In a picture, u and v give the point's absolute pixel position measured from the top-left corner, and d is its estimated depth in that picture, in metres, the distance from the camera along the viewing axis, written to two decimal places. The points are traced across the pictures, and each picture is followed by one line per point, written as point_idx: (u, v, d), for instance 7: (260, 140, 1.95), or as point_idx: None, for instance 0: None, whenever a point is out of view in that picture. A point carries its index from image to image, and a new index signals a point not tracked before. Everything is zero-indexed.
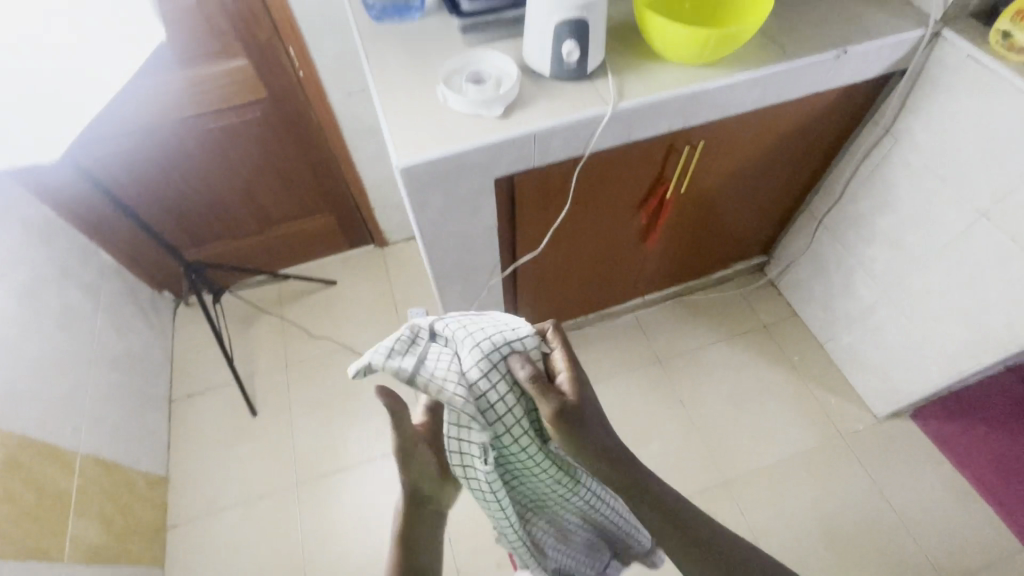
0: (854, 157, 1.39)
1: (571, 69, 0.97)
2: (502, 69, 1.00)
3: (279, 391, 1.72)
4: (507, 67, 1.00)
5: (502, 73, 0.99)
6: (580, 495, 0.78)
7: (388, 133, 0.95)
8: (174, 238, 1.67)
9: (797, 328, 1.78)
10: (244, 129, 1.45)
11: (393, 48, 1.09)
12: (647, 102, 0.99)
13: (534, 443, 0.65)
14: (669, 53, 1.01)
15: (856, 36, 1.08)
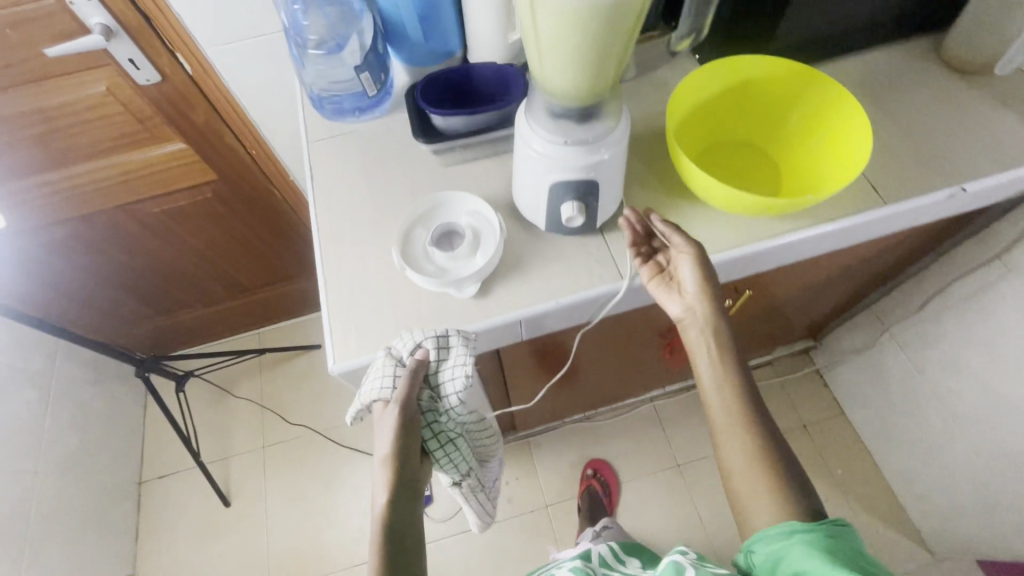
0: (960, 261, 1.13)
1: (572, 228, 0.71)
2: (482, 221, 0.75)
3: (254, 475, 1.56)
4: (489, 217, 0.75)
5: (480, 226, 0.74)
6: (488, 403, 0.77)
7: (328, 318, 0.72)
8: (135, 312, 1.49)
9: (844, 431, 1.51)
10: (196, 209, 1.22)
11: (348, 165, 0.84)
12: (679, 273, 0.72)
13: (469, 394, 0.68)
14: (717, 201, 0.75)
15: (979, 166, 0.77)
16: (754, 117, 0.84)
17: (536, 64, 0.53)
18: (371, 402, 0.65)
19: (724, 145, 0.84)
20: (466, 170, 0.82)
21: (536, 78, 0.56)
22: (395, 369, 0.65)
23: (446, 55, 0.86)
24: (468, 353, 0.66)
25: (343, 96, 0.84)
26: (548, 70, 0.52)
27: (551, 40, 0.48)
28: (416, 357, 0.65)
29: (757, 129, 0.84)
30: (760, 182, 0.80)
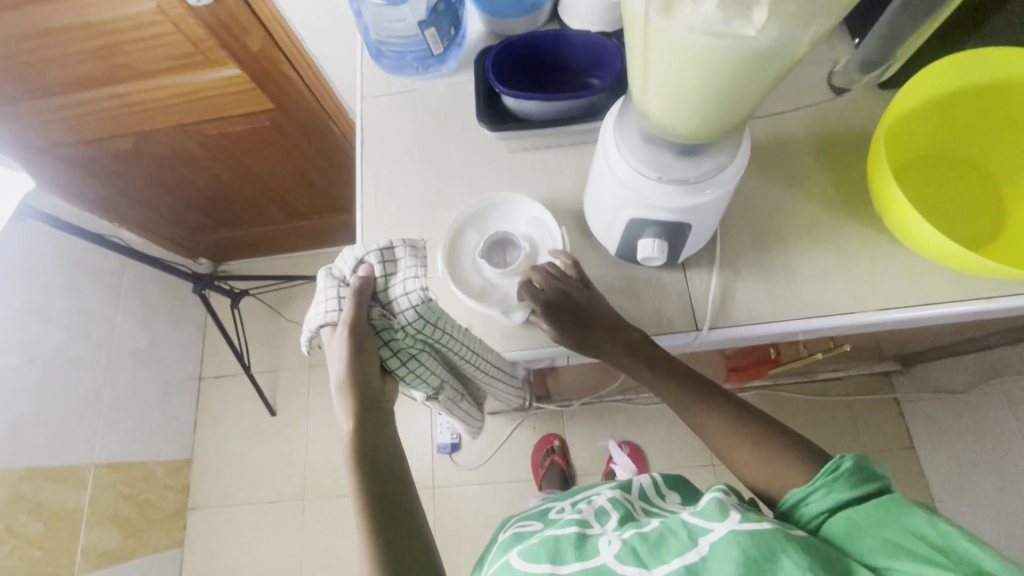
0: None
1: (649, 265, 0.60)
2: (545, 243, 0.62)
3: (297, 393, 1.62)
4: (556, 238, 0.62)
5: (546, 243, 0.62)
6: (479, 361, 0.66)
7: None
8: (198, 225, 1.51)
9: (911, 467, 1.37)
10: (253, 136, 1.16)
11: (401, 131, 0.73)
12: (773, 333, 0.59)
13: (424, 323, 0.56)
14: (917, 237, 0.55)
15: None
16: (1008, 125, 0.59)
17: (638, 91, 0.41)
18: (319, 328, 0.56)
19: (947, 157, 0.61)
20: (535, 160, 0.69)
21: (638, 103, 0.43)
22: (339, 291, 0.55)
23: (531, 8, 0.70)
24: (418, 265, 0.54)
25: (402, 47, 0.72)
26: (652, 103, 0.40)
27: (662, 77, 0.36)
28: (359, 275, 0.54)
29: (1004, 142, 0.60)
30: (980, 217, 0.59)
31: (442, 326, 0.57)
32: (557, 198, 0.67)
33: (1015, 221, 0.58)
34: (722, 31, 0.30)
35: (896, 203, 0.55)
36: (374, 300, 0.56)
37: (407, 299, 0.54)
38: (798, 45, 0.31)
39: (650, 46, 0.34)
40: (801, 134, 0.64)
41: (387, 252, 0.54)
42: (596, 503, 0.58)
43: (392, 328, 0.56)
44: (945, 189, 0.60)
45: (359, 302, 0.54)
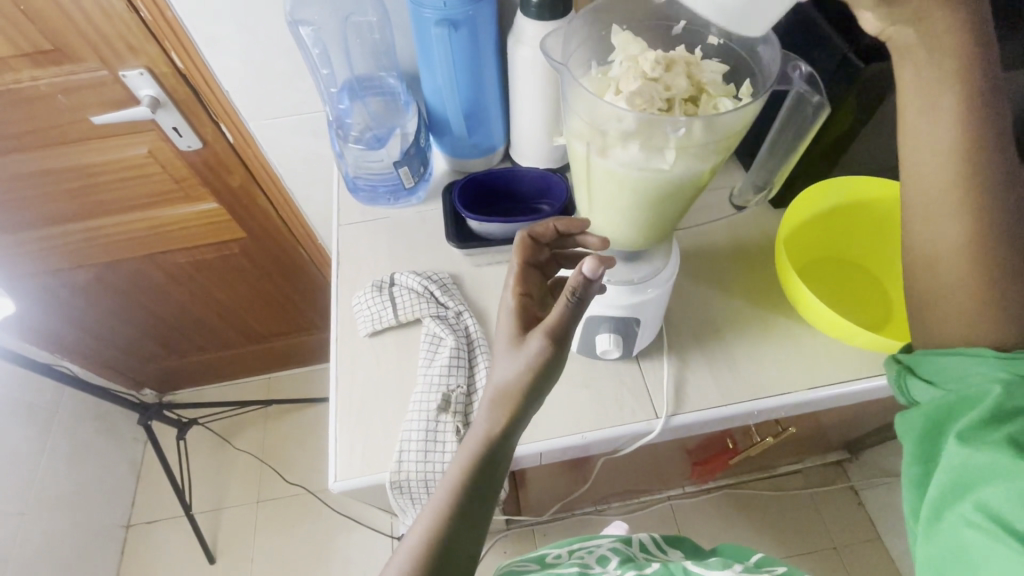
0: None
1: None
2: None
3: (242, 533, 1.46)
4: None
5: None
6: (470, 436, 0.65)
7: (334, 425, 0.66)
8: (149, 354, 1.46)
9: (880, 557, 1.37)
10: (220, 262, 1.20)
11: (374, 252, 0.80)
12: (724, 416, 0.65)
13: (451, 310, 0.72)
14: (828, 320, 0.65)
15: None
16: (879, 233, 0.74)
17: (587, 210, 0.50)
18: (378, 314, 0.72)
19: (839, 256, 0.75)
20: (496, 273, 0.77)
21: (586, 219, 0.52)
22: (395, 290, 0.74)
23: (487, 150, 0.83)
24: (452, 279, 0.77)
25: (378, 180, 0.80)
26: (598, 219, 0.49)
27: (605, 199, 0.45)
28: (415, 280, 0.74)
29: (880, 247, 0.74)
30: (872, 304, 0.71)
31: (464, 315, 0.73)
32: None
33: (899, 307, 0.70)
34: (644, 164, 0.39)
35: (801, 293, 0.66)
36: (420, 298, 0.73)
37: (443, 294, 0.73)
38: (701, 171, 0.41)
39: (593, 175, 0.43)
40: (719, 243, 0.76)
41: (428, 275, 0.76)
42: (597, 553, 0.64)
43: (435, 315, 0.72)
44: (841, 288, 0.72)
45: (415, 289, 0.74)
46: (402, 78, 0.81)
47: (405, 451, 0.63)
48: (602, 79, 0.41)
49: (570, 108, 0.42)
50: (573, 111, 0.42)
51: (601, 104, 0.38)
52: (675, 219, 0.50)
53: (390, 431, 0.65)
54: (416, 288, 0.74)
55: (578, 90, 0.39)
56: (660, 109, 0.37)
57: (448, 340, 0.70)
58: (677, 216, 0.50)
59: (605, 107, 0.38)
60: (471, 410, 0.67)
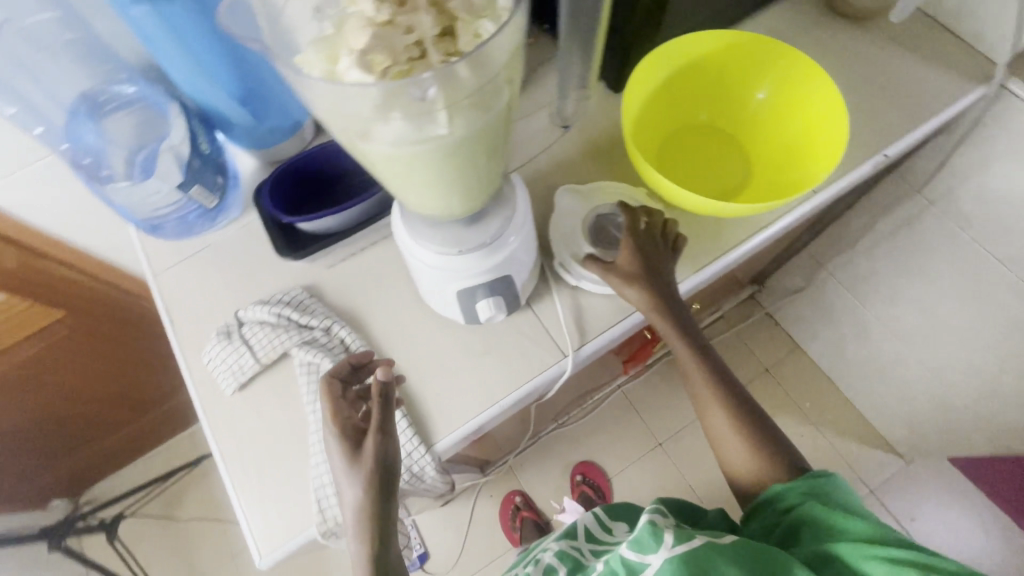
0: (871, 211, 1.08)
1: None
2: None
3: None
4: None
5: None
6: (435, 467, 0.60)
7: (238, 502, 0.59)
8: (30, 470, 1.26)
9: (801, 363, 1.54)
10: (49, 351, 1.00)
11: (207, 293, 0.68)
12: (626, 329, 0.64)
13: (316, 329, 0.63)
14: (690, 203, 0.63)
15: (895, 124, 0.71)
16: (722, 93, 0.71)
17: (397, 192, 0.42)
18: (235, 366, 0.62)
19: (688, 124, 0.72)
20: (353, 266, 0.68)
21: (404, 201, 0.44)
22: (242, 333, 0.63)
23: (292, 128, 0.70)
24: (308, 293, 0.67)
25: (177, 208, 0.66)
26: (412, 196, 0.42)
27: (410, 179, 0.37)
28: (263, 312, 0.64)
29: (729, 109, 0.72)
30: (726, 169, 0.69)
31: (334, 327, 0.64)
32: (389, 293, 0.67)
33: (754, 170, 0.69)
34: (417, 138, 0.31)
35: (648, 172, 0.62)
36: (275, 328, 0.64)
37: (301, 316, 0.64)
38: (494, 116, 0.34)
39: (377, 162, 0.35)
40: (572, 152, 0.71)
41: (275, 301, 0.65)
42: (543, 561, 0.60)
43: (302, 340, 0.63)
44: (696, 157, 0.70)
45: (267, 321, 0.64)
46: (142, 79, 0.64)
47: (323, 497, 0.57)
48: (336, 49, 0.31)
49: (308, 93, 0.32)
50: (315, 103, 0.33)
51: (338, 84, 0.28)
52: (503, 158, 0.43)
53: (302, 481, 0.59)
54: (267, 319, 0.64)
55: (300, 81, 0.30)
56: (404, 65, 0.29)
57: (325, 363, 0.61)
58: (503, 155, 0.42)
59: (343, 88, 0.29)
60: None
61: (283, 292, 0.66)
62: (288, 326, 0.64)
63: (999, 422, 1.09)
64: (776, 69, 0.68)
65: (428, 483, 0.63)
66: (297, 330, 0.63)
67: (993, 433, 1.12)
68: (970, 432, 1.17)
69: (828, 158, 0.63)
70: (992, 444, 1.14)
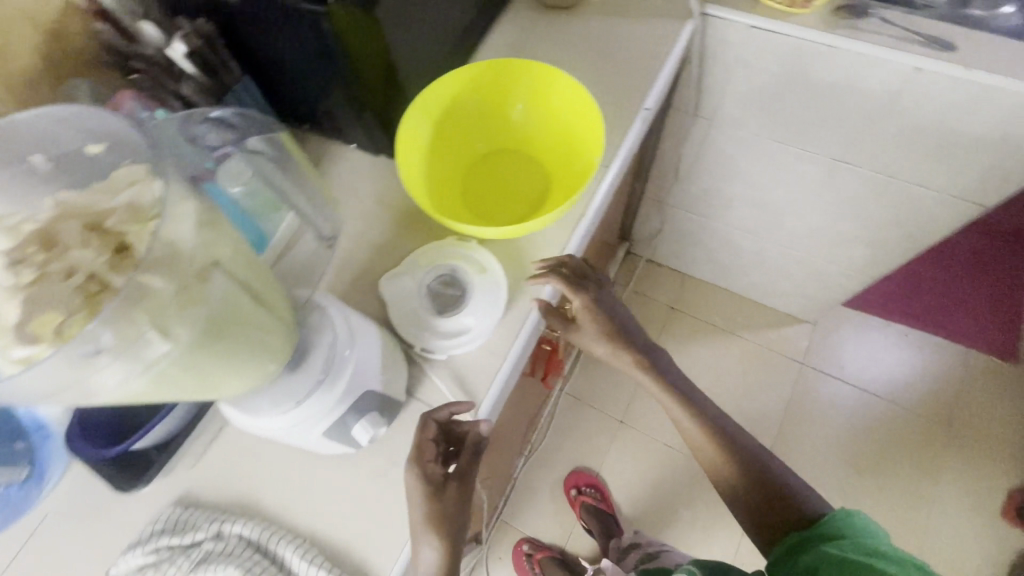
0: (671, 146, 1.16)
1: None
2: None
3: None
4: None
5: None
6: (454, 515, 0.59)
7: None
8: None
9: (696, 288, 1.65)
10: None
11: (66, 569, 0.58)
12: (512, 366, 0.64)
13: (209, 538, 0.57)
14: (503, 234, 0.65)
15: (637, 85, 0.79)
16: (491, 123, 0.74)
17: (214, 395, 0.42)
18: None
19: (477, 161, 0.75)
20: (217, 455, 0.61)
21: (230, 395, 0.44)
22: None
23: None
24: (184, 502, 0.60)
25: None
26: (231, 389, 0.42)
27: (193, 384, 0.38)
28: (139, 555, 0.56)
29: (504, 132, 0.75)
30: (528, 185, 0.73)
31: (227, 525, 0.57)
32: (267, 459, 0.61)
33: (551, 176, 0.73)
34: (146, 366, 0.34)
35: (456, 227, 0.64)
36: (162, 564, 0.56)
37: (185, 533, 0.57)
38: (219, 287, 0.37)
39: (149, 393, 0.36)
40: None
41: (150, 533, 0.57)
42: None
43: (199, 559, 0.56)
44: (494, 181, 0.74)
45: (149, 561, 0.56)
46: None
47: None
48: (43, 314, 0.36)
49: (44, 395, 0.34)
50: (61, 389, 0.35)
51: (32, 368, 0.30)
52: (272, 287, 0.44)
53: None
54: (148, 559, 0.56)
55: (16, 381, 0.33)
56: (79, 317, 0.32)
57: (232, 570, 0.55)
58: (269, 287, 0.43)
59: (36, 369, 0.30)
60: None
61: (156, 517, 0.59)
62: (175, 552, 0.56)
63: (854, 263, 1.24)
64: (520, 80, 0.71)
65: None
66: (188, 550, 0.56)
67: (856, 273, 1.27)
68: (841, 279, 1.32)
69: (596, 144, 0.67)
70: (860, 281, 1.30)
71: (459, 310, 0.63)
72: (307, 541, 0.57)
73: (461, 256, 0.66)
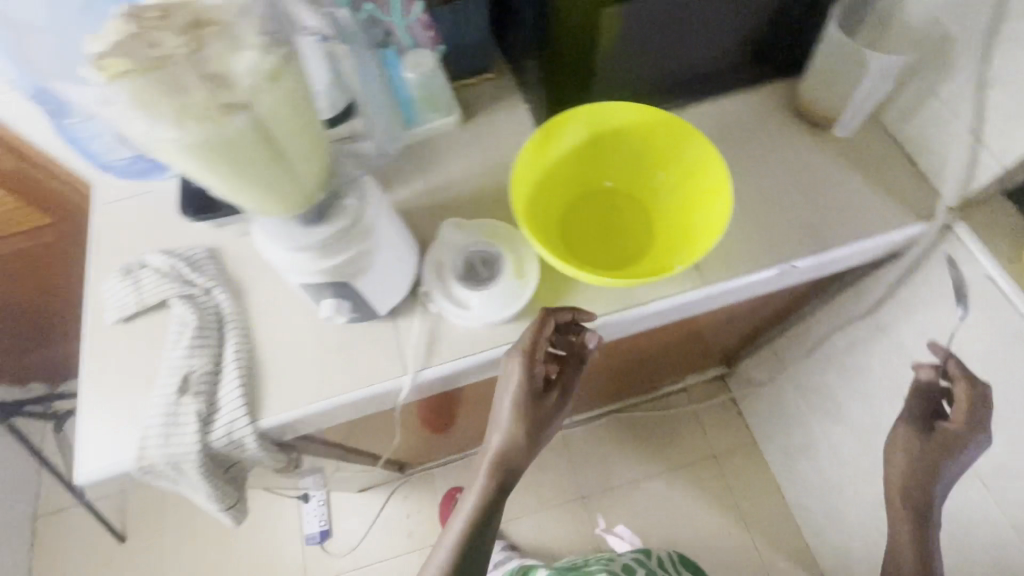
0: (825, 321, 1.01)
1: None
2: None
3: (149, 513, 1.51)
4: None
5: None
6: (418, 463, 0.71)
7: (80, 420, 0.65)
8: None
9: (751, 460, 1.47)
10: (37, 250, 1.13)
11: (130, 231, 0.75)
12: (475, 364, 0.65)
13: (200, 287, 0.69)
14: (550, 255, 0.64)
15: (810, 239, 0.70)
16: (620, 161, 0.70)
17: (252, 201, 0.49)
18: (118, 307, 0.69)
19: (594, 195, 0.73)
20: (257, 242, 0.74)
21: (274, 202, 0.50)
22: (136, 275, 0.70)
23: None
24: (210, 254, 0.73)
25: (131, 161, 0.74)
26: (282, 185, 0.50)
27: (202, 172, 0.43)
28: (162, 261, 0.71)
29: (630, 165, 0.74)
30: (619, 237, 0.71)
31: (218, 290, 0.69)
32: (277, 273, 0.71)
33: (656, 225, 0.71)
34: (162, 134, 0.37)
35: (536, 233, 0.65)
36: (169, 276, 0.70)
37: (194, 273, 0.70)
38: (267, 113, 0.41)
39: (171, 156, 0.41)
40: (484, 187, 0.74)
41: (179, 253, 0.72)
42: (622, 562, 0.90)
43: (191, 294, 0.69)
44: (595, 213, 0.72)
45: (163, 269, 0.71)
46: None
47: (147, 437, 0.62)
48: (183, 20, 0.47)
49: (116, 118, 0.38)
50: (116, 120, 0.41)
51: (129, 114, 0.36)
52: (311, 141, 0.49)
53: (137, 418, 0.64)
54: (163, 268, 0.71)
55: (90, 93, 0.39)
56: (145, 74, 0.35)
57: (193, 319, 0.66)
58: (302, 146, 0.48)
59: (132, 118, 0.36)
60: (218, 388, 0.65)
61: (191, 248, 0.73)
62: (172, 279, 0.69)
63: None
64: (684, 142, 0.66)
65: (248, 455, 0.66)
66: (182, 284, 0.69)
67: None
68: None
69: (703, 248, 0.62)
70: None
71: (476, 290, 0.65)
72: (248, 347, 0.67)
73: (516, 250, 0.67)
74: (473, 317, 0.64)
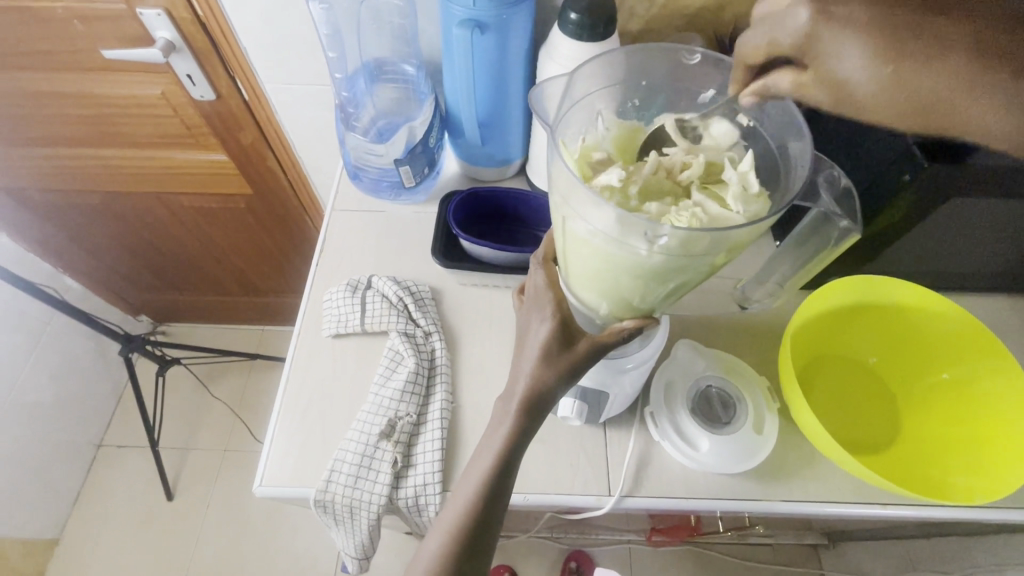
0: None
1: None
2: None
3: (202, 479, 1.48)
4: None
5: None
6: (419, 482, 0.59)
7: (272, 427, 0.62)
8: (145, 284, 1.45)
9: None
10: (222, 213, 1.17)
11: (359, 248, 0.76)
12: (686, 506, 0.59)
13: (420, 326, 0.68)
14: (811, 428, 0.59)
15: None
16: (900, 345, 0.66)
17: (572, 286, 0.47)
18: (333, 322, 0.68)
19: (851, 361, 0.67)
20: (479, 294, 0.72)
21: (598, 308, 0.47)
22: (358, 294, 0.69)
23: (501, 162, 0.77)
24: (430, 295, 0.71)
25: (379, 175, 0.74)
26: (586, 292, 0.46)
27: (584, 269, 0.42)
28: (387, 288, 0.70)
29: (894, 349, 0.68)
30: (871, 421, 0.64)
31: (434, 336, 0.68)
32: (493, 335, 0.69)
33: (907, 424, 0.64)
34: (624, 248, 0.37)
35: (794, 394, 0.59)
36: (394, 305, 0.69)
37: (416, 313, 0.69)
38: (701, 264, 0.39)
39: (581, 250, 0.41)
40: (723, 314, 0.70)
41: (402, 284, 0.71)
42: None
43: (410, 332, 0.68)
44: (848, 385, 0.66)
45: (389, 294, 0.70)
46: (423, 67, 0.75)
47: (335, 471, 0.59)
48: (578, 132, 0.44)
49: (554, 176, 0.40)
50: (557, 177, 0.40)
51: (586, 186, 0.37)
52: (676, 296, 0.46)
53: (329, 444, 0.62)
54: (388, 295, 0.70)
55: (560, 152, 0.39)
56: (666, 202, 0.38)
57: (408, 361, 0.65)
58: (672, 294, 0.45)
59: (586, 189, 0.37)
60: (415, 441, 0.62)
61: (413, 283, 0.72)
62: (393, 309, 0.68)
63: None
64: (986, 360, 0.61)
65: (421, 520, 0.61)
66: (404, 318, 0.68)
67: None
68: None
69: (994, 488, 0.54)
70: None
71: (709, 429, 0.60)
72: (451, 406, 0.64)
73: (754, 398, 0.62)
74: (702, 459, 0.59)
